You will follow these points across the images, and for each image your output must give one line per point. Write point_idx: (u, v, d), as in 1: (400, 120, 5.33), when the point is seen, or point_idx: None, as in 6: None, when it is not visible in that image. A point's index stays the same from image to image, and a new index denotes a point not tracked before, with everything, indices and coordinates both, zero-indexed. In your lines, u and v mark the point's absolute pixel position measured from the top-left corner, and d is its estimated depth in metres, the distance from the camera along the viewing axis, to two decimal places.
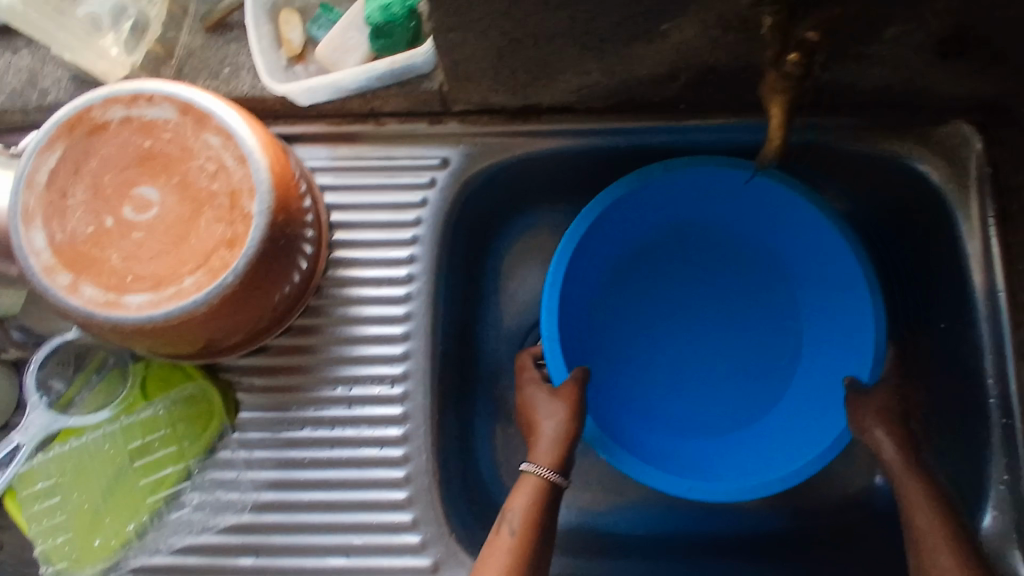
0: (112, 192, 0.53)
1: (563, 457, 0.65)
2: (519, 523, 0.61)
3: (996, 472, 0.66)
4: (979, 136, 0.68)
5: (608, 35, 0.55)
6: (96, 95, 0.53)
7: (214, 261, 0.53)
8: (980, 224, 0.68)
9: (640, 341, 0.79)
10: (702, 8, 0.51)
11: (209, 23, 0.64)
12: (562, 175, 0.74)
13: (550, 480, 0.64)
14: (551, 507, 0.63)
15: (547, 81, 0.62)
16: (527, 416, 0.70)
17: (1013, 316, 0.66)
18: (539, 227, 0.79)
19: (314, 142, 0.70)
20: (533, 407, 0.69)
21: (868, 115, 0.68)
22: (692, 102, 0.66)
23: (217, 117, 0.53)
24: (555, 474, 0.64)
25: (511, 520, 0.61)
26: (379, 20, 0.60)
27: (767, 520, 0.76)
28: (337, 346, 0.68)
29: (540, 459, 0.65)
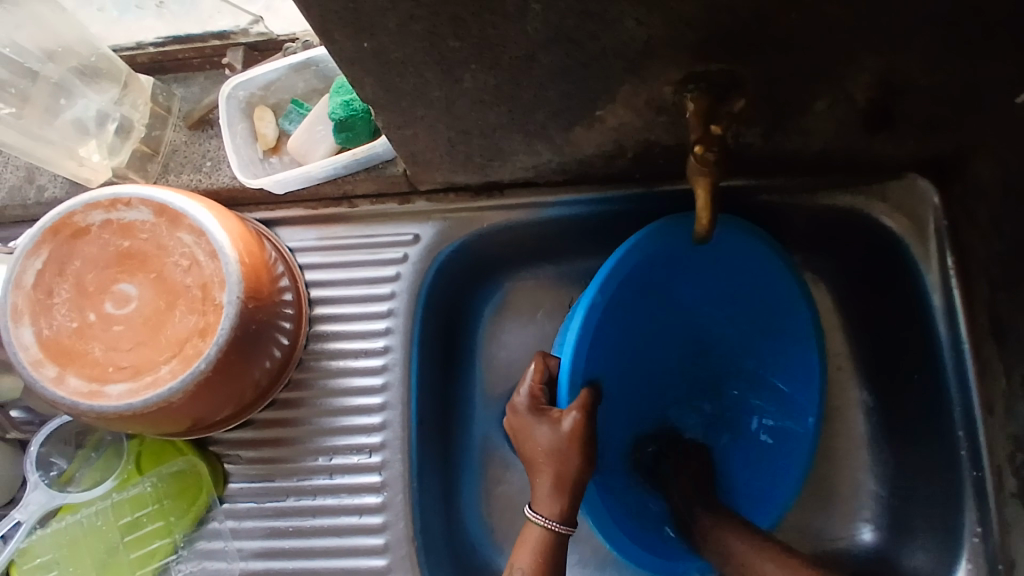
0: (95, 289, 0.57)
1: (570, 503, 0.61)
2: None
3: (970, 524, 0.64)
4: (936, 191, 0.68)
5: (548, 119, 0.58)
6: (79, 201, 0.58)
7: (188, 350, 0.56)
8: (942, 277, 0.67)
9: (639, 402, 0.74)
10: (629, 94, 0.54)
11: (191, 121, 0.69)
12: (546, 231, 0.73)
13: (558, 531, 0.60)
14: (557, 559, 0.60)
15: (503, 161, 0.65)
16: (524, 446, 0.64)
17: (980, 370, 0.64)
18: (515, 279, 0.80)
19: (296, 224, 0.74)
20: (532, 439, 0.63)
21: (819, 175, 0.69)
22: (647, 172, 0.69)
23: (190, 217, 0.58)
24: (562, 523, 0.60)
25: None
26: (342, 114, 0.64)
27: None
28: (321, 417, 0.70)
29: (543, 505, 0.61)
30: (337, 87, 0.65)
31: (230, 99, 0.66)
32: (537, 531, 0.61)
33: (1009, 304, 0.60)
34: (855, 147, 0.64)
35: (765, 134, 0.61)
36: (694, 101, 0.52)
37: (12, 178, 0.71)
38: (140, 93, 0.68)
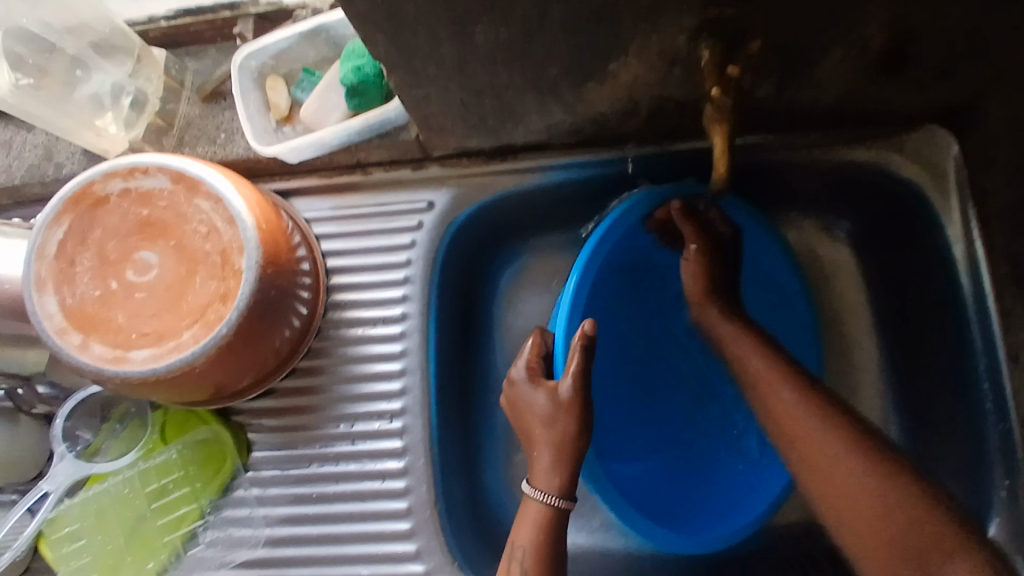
0: (116, 258, 0.57)
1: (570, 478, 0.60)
2: (531, 562, 0.57)
3: (998, 477, 0.63)
4: (954, 140, 0.66)
5: (561, 76, 0.58)
6: (97, 170, 0.58)
7: (209, 315, 0.57)
8: (963, 230, 0.65)
9: (642, 370, 0.76)
10: (642, 46, 0.54)
11: (204, 94, 0.69)
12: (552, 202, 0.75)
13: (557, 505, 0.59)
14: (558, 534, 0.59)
15: (516, 122, 0.65)
16: (520, 421, 0.64)
17: (1003, 321, 0.63)
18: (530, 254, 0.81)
19: (311, 195, 0.74)
20: (527, 412, 0.63)
21: (834, 129, 0.68)
22: (661, 132, 0.68)
23: (207, 184, 0.58)
24: (561, 499, 0.60)
25: (522, 559, 0.58)
26: (353, 80, 0.64)
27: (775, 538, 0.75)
28: (342, 385, 0.71)
29: (543, 481, 0.60)
30: (348, 53, 0.65)
31: (242, 69, 0.66)
32: (537, 506, 0.60)
33: None
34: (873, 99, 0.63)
35: (779, 87, 0.60)
36: (707, 51, 0.52)
37: (31, 157, 0.71)
38: (154, 66, 0.68)
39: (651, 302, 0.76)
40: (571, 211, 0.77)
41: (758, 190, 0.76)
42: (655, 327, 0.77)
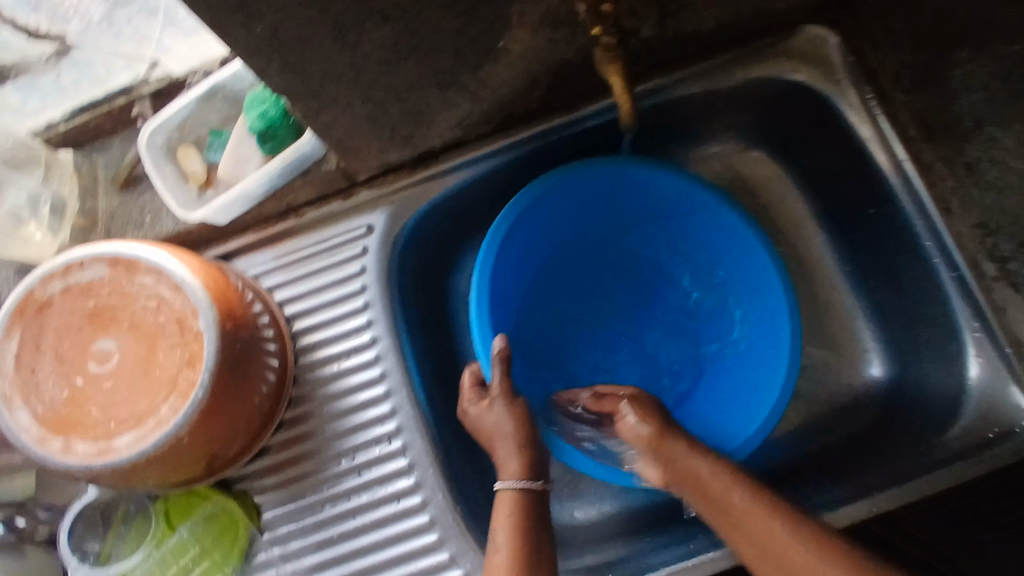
0: (74, 355, 0.57)
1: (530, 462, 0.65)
2: (505, 538, 0.60)
3: (967, 324, 0.64)
4: (832, 32, 0.70)
5: (456, 66, 0.60)
6: (34, 276, 0.58)
7: (182, 383, 0.57)
8: (863, 106, 0.68)
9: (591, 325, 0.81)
10: (522, 14, 0.57)
11: (120, 183, 0.69)
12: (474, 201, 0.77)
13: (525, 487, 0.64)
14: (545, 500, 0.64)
15: (428, 124, 0.67)
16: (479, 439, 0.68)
17: (925, 176, 0.65)
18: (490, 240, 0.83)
19: (249, 252, 0.74)
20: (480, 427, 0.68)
21: (721, 52, 0.71)
22: (567, 98, 0.71)
23: (144, 259, 0.59)
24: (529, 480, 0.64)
25: (498, 541, 0.60)
26: (260, 126, 0.66)
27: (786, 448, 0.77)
28: (332, 422, 0.71)
29: (507, 472, 0.65)
30: (250, 103, 0.66)
31: (150, 147, 0.66)
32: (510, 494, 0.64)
33: (931, 105, 0.63)
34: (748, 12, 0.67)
35: (659, 23, 0.64)
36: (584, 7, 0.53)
37: None
38: (64, 168, 0.69)
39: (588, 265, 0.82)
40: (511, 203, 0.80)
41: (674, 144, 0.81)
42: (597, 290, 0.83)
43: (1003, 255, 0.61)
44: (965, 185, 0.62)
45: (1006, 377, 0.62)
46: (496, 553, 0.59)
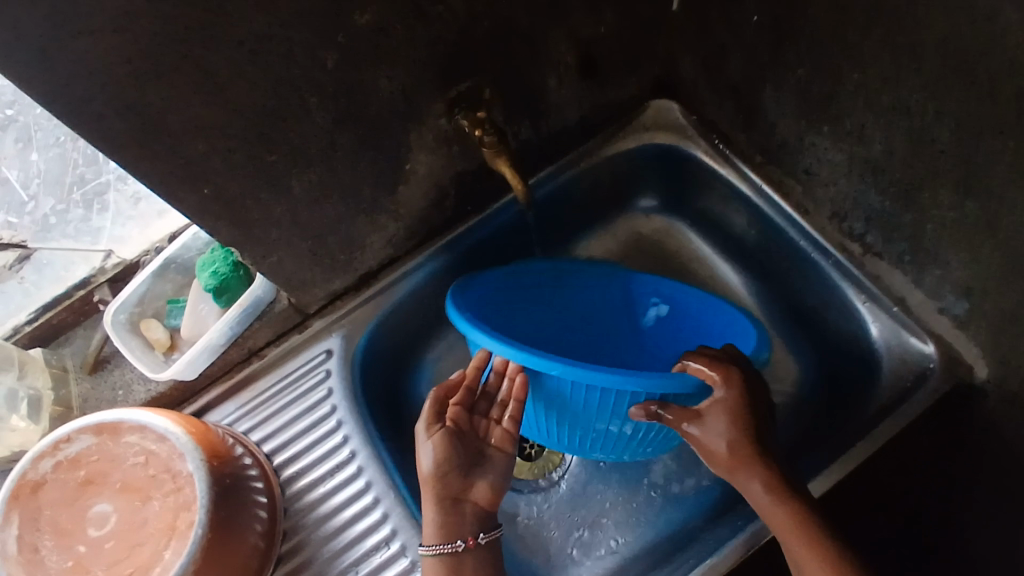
0: (73, 525, 0.61)
1: (454, 522, 0.63)
2: None
3: (856, 297, 0.75)
4: (674, 102, 0.86)
5: (374, 191, 0.70)
6: (25, 461, 0.63)
7: (181, 524, 0.60)
8: (715, 151, 0.83)
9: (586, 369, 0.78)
10: (419, 138, 0.68)
11: (89, 366, 0.75)
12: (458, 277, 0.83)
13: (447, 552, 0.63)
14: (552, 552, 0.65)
15: (361, 248, 0.76)
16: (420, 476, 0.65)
17: (779, 192, 0.80)
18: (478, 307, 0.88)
19: (218, 403, 0.78)
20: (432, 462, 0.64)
21: (592, 136, 0.85)
22: (475, 202, 0.83)
23: (127, 420, 0.63)
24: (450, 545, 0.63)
25: None
26: (214, 282, 0.73)
27: None
28: (328, 543, 0.73)
29: (430, 536, 0.63)
30: (201, 265, 0.74)
31: (115, 324, 0.73)
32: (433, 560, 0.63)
33: (762, 137, 0.78)
34: (599, 100, 0.81)
35: (532, 123, 0.77)
36: (465, 120, 0.68)
37: None
38: (37, 365, 0.73)
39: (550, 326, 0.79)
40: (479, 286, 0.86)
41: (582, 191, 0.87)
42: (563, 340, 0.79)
43: (859, 232, 0.73)
44: (810, 188, 0.75)
45: (901, 331, 0.73)
46: None
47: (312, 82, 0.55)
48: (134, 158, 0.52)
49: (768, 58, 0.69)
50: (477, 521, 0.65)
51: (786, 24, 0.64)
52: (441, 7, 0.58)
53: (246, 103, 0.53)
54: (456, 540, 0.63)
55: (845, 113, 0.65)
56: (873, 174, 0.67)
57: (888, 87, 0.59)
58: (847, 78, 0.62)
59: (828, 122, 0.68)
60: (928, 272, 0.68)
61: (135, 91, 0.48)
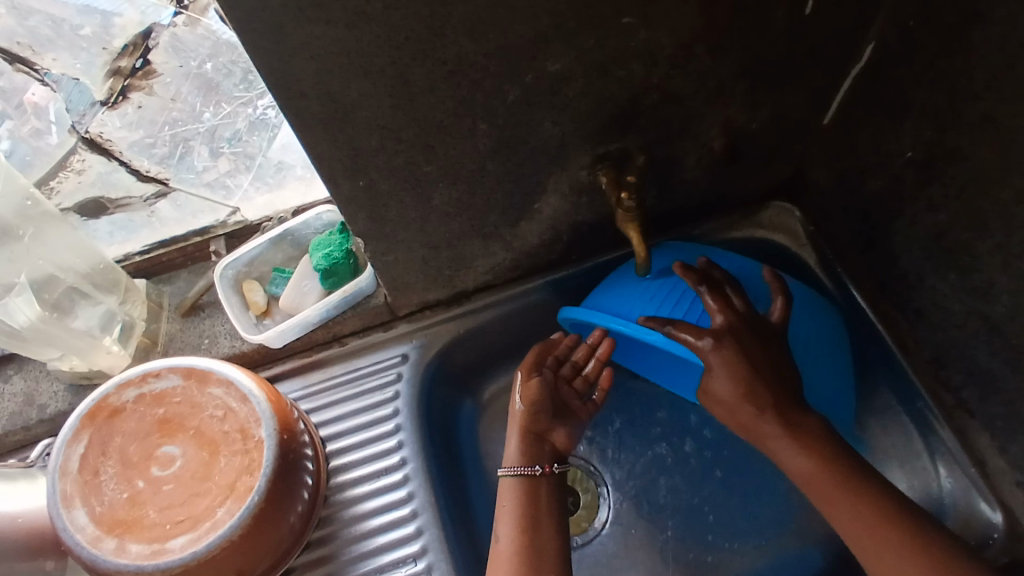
0: (139, 459, 0.62)
1: (532, 453, 0.68)
2: (509, 530, 0.65)
3: (937, 445, 0.75)
4: (794, 207, 0.87)
5: (499, 220, 0.72)
6: (109, 384, 0.64)
7: (240, 488, 0.61)
8: (826, 267, 0.84)
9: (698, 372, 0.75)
10: (557, 181, 0.70)
11: (184, 310, 0.78)
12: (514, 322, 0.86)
13: (527, 474, 0.67)
14: (541, 492, 0.67)
15: (467, 267, 0.78)
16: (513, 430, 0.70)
17: (882, 322, 0.79)
18: None
19: (289, 376, 0.81)
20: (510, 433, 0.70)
21: (710, 220, 0.86)
22: (581, 251, 0.83)
23: (217, 372, 0.65)
24: (528, 467, 0.67)
25: (502, 528, 0.65)
26: (325, 264, 0.76)
27: (813, 557, 0.77)
28: (356, 542, 0.73)
29: (512, 460, 0.68)
30: (316, 245, 0.78)
31: (222, 278, 0.77)
32: (513, 481, 0.67)
33: (879, 264, 0.77)
34: (728, 187, 0.82)
35: (659, 194, 0.78)
36: (605, 177, 0.70)
37: (10, 405, 0.75)
38: (139, 294, 0.76)
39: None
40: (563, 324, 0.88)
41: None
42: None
43: (955, 385, 0.72)
44: (918, 327, 0.75)
45: (973, 492, 0.72)
46: (500, 541, 0.65)
47: (487, 110, 0.58)
48: (314, 140, 0.55)
49: (909, 195, 0.69)
50: (554, 456, 0.70)
51: (938, 166, 0.64)
52: (623, 72, 0.60)
53: (424, 115, 0.56)
54: (535, 466, 0.68)
55: (976, 266, 0.64)
56: (989, 332, 0.66)
57: None
58: (989, 236, 0.62)
59: (955, 269, 0.67)
60: (1016, 442, 0.67)
61: (338, 82, 0.51)
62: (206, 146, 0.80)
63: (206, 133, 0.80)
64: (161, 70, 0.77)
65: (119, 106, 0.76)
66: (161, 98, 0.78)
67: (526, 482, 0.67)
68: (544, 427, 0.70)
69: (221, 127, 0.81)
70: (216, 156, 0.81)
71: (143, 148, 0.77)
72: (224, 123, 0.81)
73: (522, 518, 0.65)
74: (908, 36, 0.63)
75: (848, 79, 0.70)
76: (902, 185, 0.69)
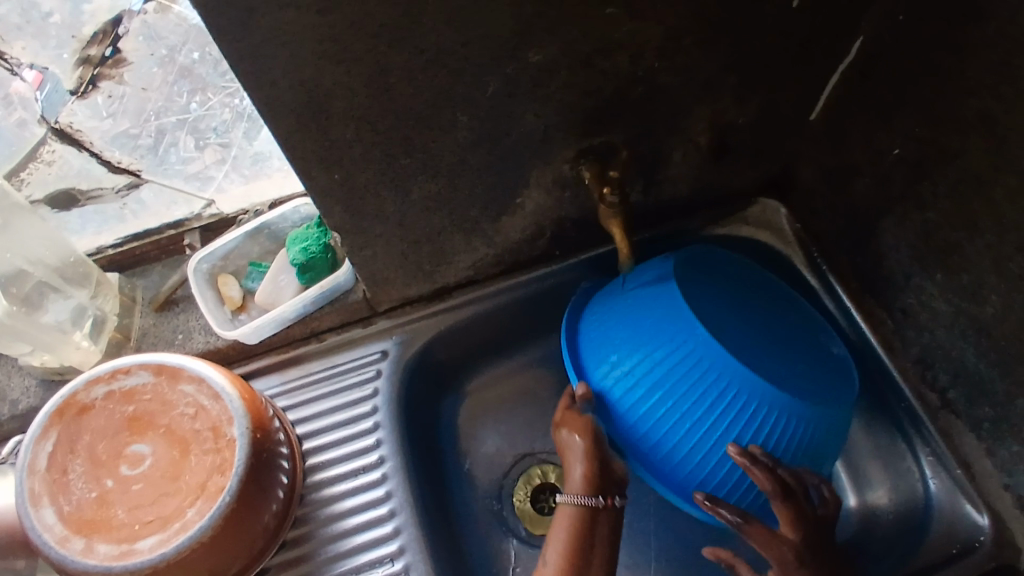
0: (108, 457, 0.60)
1: (597, 481, 0.64)
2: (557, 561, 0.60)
3: (920, 448, 0.74)
4: (781, 205, 0.86)
5: (480, 215, 0.71)
6: (78, 381, 0.63)
7: (210, 488, 0.60)
8: (812, 264, 0.83)
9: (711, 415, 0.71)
10: (539, 176, 0.69)
11: (157, 304, 0.76)
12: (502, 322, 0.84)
13: (587, 504, 0.63)
14: (598, 525, 0.63)
15: (448, 262, 0.76)
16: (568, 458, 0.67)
17: (869, 321, 0.78)
18: (541, 363, 0.88)
19: (266, 373, 0.79)
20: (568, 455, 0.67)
21: (695, 217, 0.84)
22: (564, 246, 0.82)
23: (188, 369, 0.64)
24: (591, 497, 0.63)
25: (548, 559, 0.61)
26: (302, 258, 0.75)
27: None
28: (333, 542, 0.72)
29: (572, 487, 0.64)
30: (293, 239, 0.76)
31: (196, 273, 0.75)
32: (572, 508, 0.63)
33: (866, 262, 0.76)
34: (714, 183, 0.81)
35: (644, 189, 0.77)
36: (587, 172, 0.68)
37: None
38: (111, 287, 0.74)
39: (727, 329, 0.68)
40: (547, 320, 0.87)
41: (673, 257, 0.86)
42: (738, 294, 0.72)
43: (942, 385, 0.72)
44: (905, 326, 0.74)
45: (958, 494, 0.71)
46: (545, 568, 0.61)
47: (467, 102, 0.57)
48: (288, 131, 0.53)
49: (897, 192, 0.68)
50: (615, 486, 0.66)
51: (927, 164, 0.63)
52: (608, 64, 0.59)
53: (402, 106, 0.55)
54: (597, 495, 0.64)
55: (965, 266, 0.64)
56: (977, 333, 0.65)
57: (1019, 257, 0.58)
58: (979, 235, 0.61)
59: (943, 268, 0.66)
60: (1004, 444, 0.67)
61: (312, 71, 0.49)
62: (190, 137, 0.79)
63: (191, 122, 0.78)
64: (131, 58, 0.75)
65: (88, 95, 0.73)
66: (131, 88, 0.75)
67: (586, 513, 0.63)
68: (608, 458, 0.66)
69: (206, 117, 0.79)
70: (201, 148, 0.79)
71: (129, 140, 0.75)
72: (209, 114, 0.79)
73: (571, 547, 0.61)
74: (898, 30, 0.61)
75: (836, 74, 0.69)
76: (891, 182, 0.68)
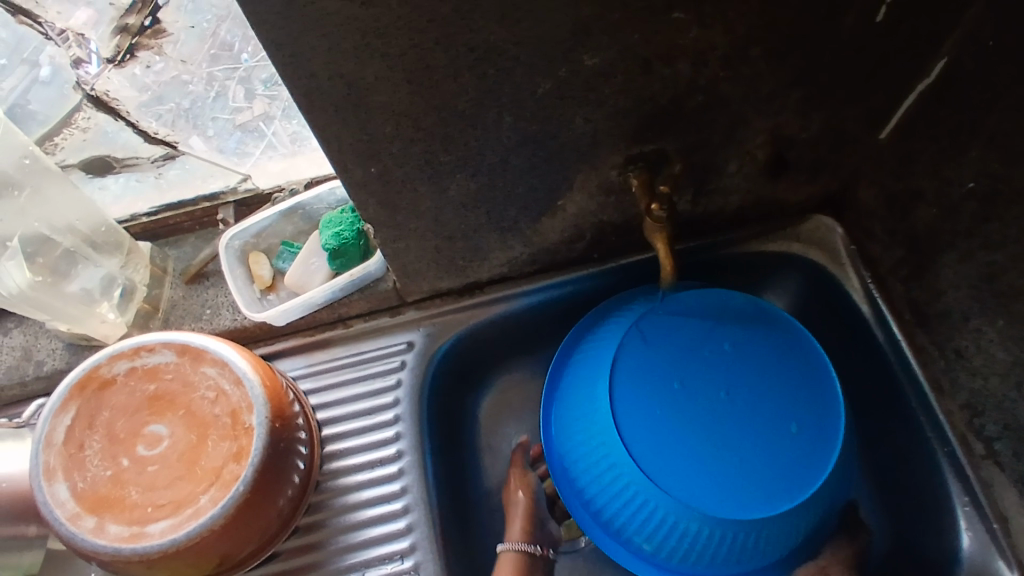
0: (126, 436, 0.60)
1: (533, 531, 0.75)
2: None
3: (958, 496, 0.70)
4: (837, 223, 0.81)
5: (519, 215, 0.68)
6: (102, 354, 0.62)
7: (225, 475, 0.59)
8: (864, 289, 0.78)
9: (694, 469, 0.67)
10: (584, 180, 0.65)
11: (188, 277, 0.75)
12: (531, 323, 0.82)
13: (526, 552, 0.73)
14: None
15: (481, 259, 0.74)
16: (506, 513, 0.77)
17: (918, 357, 0.74)
18: None
19: (291, 354, 0.78)
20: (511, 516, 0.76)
21: (744, 229, 0.81)
22: (603, 250, 0.79)
23: (211, 351, 0.63)
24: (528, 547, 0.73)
25: None
26: (334, 243, 0.73)
27: None
28: (345, 533, 0.71)
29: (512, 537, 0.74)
30: (327, 222, 0.74)
31: (228, 249, 0.74)
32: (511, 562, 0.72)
33: (922, 296, 0.72)
34: (766, 197, 0.77)
35: (693, 199, 0.73)
36: (636, 179, 0.65)
37: (8, 359, 0.73)
38: (142, 257, 0.74)
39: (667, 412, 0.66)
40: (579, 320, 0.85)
41: (711, 269, 0.83)
42: (683, 370, 0.69)
43: (989, 434, 0.68)
44: (956, 368, 0.70)
45: (992, 550, 0.68)
46: None
47: (515, 102, 0.54)
48: (327, 123, 0.51)
49: (964, 228, 0.64)
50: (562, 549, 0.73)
51: (1002, 203, 0.59)
52: (667, 70, 0.55)
53: (445, 102, 0.52)
54: (534, 544, 0.74)
55: None
56: None
57: None
58: None
59: (1007, 316, 0.62)
60: None
61: (353, 64, 0.47)
62: (242, 86, 0.71)
63: (243, 74, 0.71)
64: (171, 31, 0.67)
65: (125, 66, 0.65)
66: (171, 60, 0.67)
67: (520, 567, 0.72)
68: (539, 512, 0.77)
69: (260, 68, 0.71)
70: (251, 99, 0.72)
71: (178, 87, 0.68)
72: (262, 65, 0.71)
73: None
74: (987, 55, 0.56)
75: (913, 93, 0.64)
76: (960, 216, 0.64)
